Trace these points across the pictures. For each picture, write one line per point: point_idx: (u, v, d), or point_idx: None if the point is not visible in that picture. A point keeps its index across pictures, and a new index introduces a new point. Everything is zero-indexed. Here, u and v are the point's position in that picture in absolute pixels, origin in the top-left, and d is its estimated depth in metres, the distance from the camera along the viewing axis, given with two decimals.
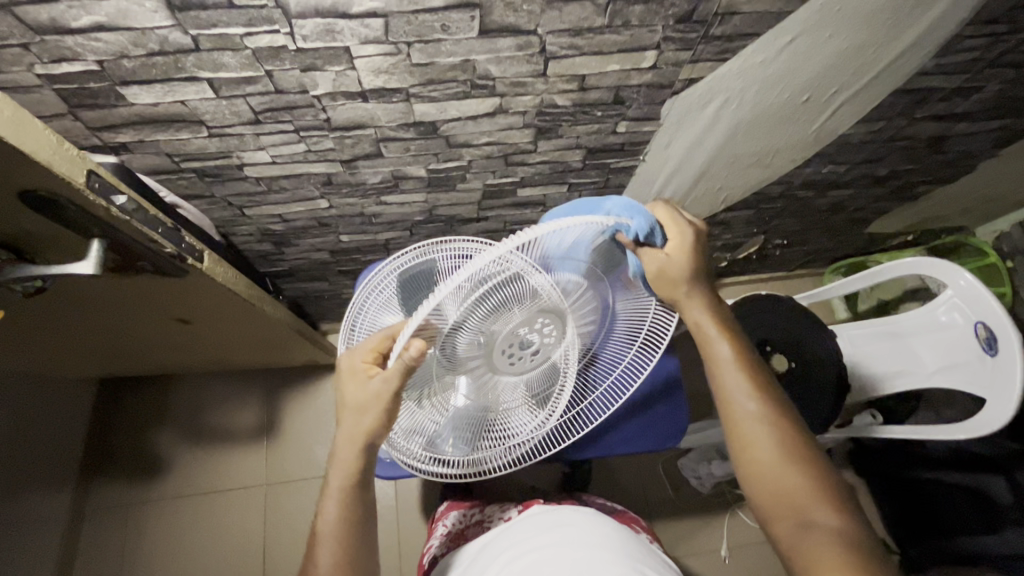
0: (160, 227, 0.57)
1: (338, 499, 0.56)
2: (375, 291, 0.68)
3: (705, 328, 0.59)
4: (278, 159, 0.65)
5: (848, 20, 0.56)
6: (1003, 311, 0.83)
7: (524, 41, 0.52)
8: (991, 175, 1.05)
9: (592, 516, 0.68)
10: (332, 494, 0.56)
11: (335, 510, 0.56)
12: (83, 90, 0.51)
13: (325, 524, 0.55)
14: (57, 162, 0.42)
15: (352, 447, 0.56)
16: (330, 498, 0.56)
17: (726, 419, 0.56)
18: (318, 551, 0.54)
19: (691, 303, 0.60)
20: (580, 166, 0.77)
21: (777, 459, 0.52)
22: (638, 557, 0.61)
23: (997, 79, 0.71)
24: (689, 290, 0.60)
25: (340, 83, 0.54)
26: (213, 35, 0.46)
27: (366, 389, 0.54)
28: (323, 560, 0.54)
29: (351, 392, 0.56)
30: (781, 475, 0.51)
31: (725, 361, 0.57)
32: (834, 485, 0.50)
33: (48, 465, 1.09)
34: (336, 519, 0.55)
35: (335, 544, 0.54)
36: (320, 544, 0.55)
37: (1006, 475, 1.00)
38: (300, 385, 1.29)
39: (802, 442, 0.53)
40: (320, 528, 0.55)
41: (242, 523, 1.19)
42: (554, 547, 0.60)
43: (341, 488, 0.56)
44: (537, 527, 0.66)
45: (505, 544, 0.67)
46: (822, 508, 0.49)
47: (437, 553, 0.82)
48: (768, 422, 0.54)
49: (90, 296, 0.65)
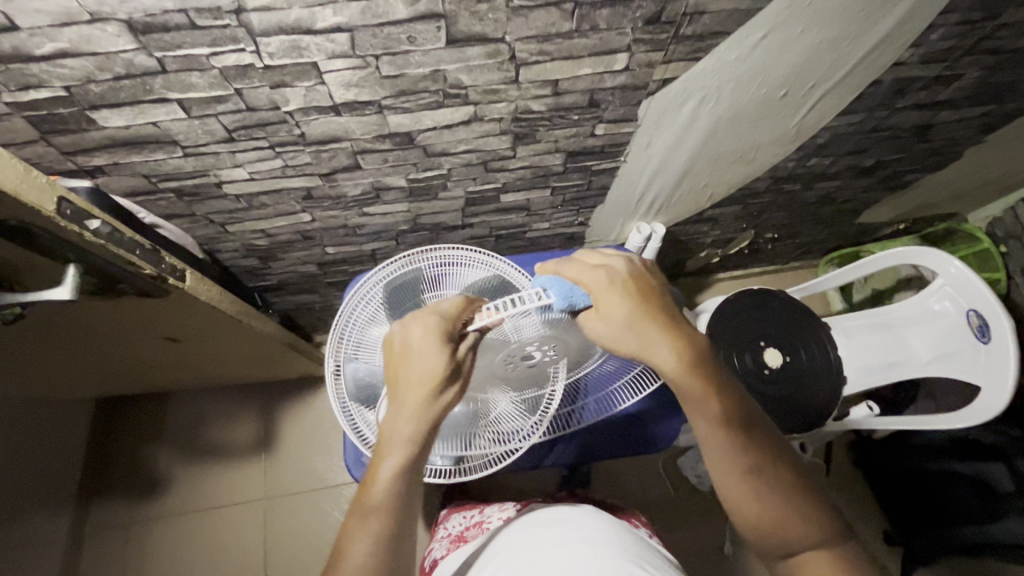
0: (138, 248, 0.56)
1: (396, 470, 0.50)
2: (362, 302, 0.67)
3: (688, 382, 0.52)
4: (256, 176, 0.65)
5: (819, 15, 0.56)
6: (995, 300, 0.83)
7: (493, 49, 0.51)
8: (979, 160, 1.04)
9: (591, 512, 0.68)
10: (389, 463, 0.51)
11: (391, 483, 0.50)
12: (52, 116, 0.51)
13: (381, 496, 0.50)
14: (24, 191, 0.42)
15: (422, 417, 0.51)
16: (390, 467, 0.51)
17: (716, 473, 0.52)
18: (366, 525, 0.49)
19: (660, 350, 0.52)
20: (561, 170, 0.77)
21: (774, 516, 0.50)
22: (636, 551, 0.61)
23: (976, 66, 0.71)
24: (654, 338, 0.52)
25: (311, 99, 0.54)
26: (178, 56, 0.46)
27: (449, 355, 0.52)
28: (371, 533, 0.48)
29: (428, 356, 0.52)
30: (777, 528, 0.50)
31: (712, 419, 0.51)
32: (824, 512, 0.51)
33: (47, 487, 1.09)
34: (393, 492, 0.50)
35: (388, 518, 0.49)
36: (372, 514, 0.49)
37: (1007, 463, 1.01)
38: (296, 397, 1.29)
39: (790, 487, 0.51)
40: (371, 500, 0.50)
41: (243, 537, 1.19)
42: (555, 544, 0.60)
43: (404, 461, 0.51)
44: (537, 524, 0.66)
45: (505, 543, 0.67)
46: (817, 547, 0.50)
47: (438, 555, 0.81)
48: (756, 476, 0.51)
49: (75, 319, 0.65)
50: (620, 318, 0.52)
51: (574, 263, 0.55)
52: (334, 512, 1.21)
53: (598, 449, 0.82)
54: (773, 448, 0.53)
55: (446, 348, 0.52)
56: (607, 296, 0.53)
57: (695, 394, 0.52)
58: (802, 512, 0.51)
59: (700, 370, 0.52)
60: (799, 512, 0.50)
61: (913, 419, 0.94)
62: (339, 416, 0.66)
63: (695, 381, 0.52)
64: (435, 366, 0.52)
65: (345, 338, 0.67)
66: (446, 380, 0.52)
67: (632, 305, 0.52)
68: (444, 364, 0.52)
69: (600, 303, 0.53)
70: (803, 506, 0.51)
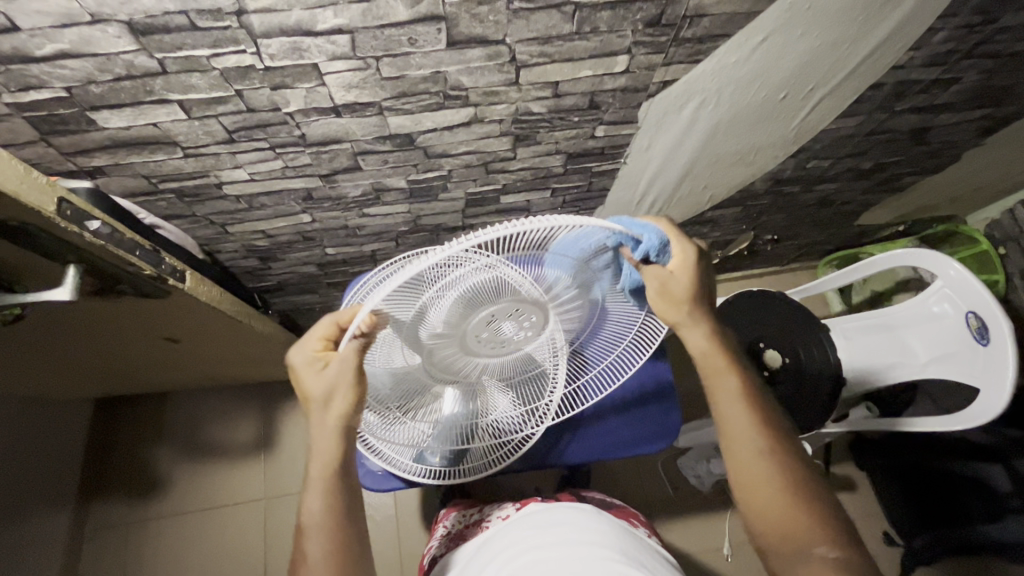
0: (138, 249, 0.56)
1: (318, 491, 0.55)
2: (360, 304, 0.66)
3: (713, 365, 0.58)
4: (256, 177, 0.65)
5: (818, 18, 0.56)
6: (994, 302, 0.83)
7: (494, 51, 0.51)
8: (978, 163, 1.05)
9: (588, 512, 0.68)
10: (313, 485, 0.55)
11: (318, 502, 0.55)
12: (53, 117, 0.51)
13: (308, 518, 0.54)
14: (24, 192, 0.42)
15: (329, 433, 0.55)
16: (313, 491, 0.55)
17: (729, 453, 0.56)
18: (309, 543, 0.53)
19: (693, 332, 0.58)
20: (562, 171, 0.77)
21: (782, 504, 0.52)
22: (635, 554, 0.61)
23: (975, 69, 0.71)
24: (695, 314, 0.57)
25: (312, 100, 0.54)
26: (179, 57, 0.46)
27: (326, 376, 0.53)
28: (313, 552, 0.53)
29: (314, 380, 0.54)
30: (783, 516, 0.51)
31: (733, 397, 0.57)
32: (833, 516, 0.51)
33: (46, 487, 1.09)
34: (321, 510, 0.54)
35: (324, 533, 0.54)
36: (309, 535, 0.54)
37: (1005, 463, 1.00)
38: (295, 397, 1.29)
39: (804, 479, 0.53)
40: (306, 521, 0.54)
41: (243, 537, 1.19)
42: (555, 546, 0.60)
43: (322, 478, 0.55)
44: (535, 525, 0.65)
45: (501, 544, 0.65)
46: (824, 542, 0.49)
47: (437, 553, 0.81)
48: (770, 460, 0.53)
49: (74, 320, 0.65)
50: (688, 281, 0.56)
51: (661, 221, 0.57)
52: None
53: (599, 449, 0.81)
54: (790, 445, 0.55)
55: (323, 368, 0.54)
56: (683, 258, 0.55)
57: (718, 377, 0.58)
58: (812, 508, 0.51)
59: (725, 353, 0.58)
60: (807, 506, 0.51)
61: (910, 421, 0.94)
62: None
63: (722, 364, 0.58)
64: (322, 386, 0.53)
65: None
66: (336, 400, 0.53)
67: (691, 279, 0.56)
68: (325, 387, 0.54)
69: (674, 262, 0.55)
70: (814, 500, 0.52)
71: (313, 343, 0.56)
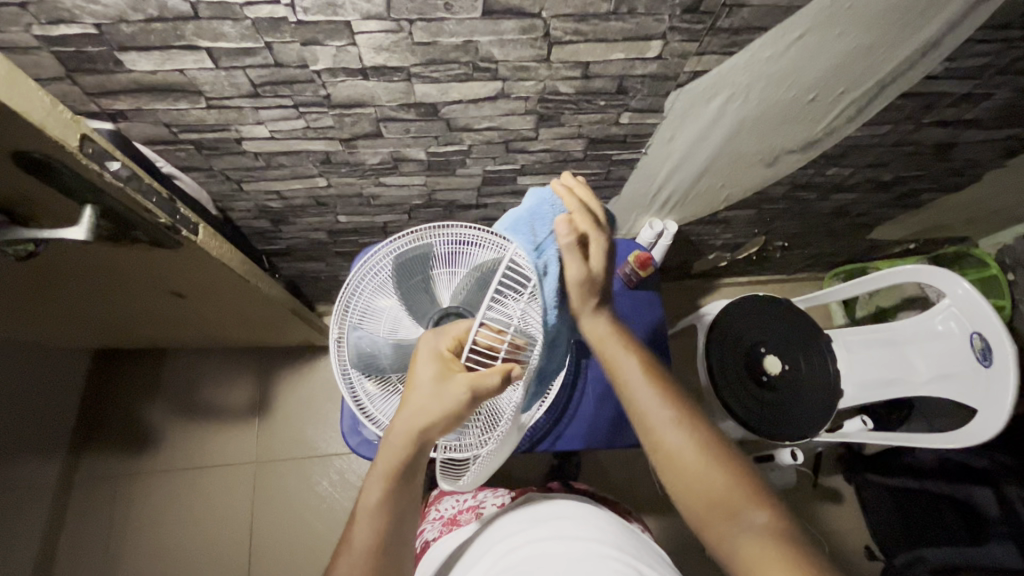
0: (155, 196, 0.56)
1: (379, 488, 0.55)
2: (371, 272, 0.73)
3: (642, 363, 0.60)
4: (277, 134, 0.65)
5: (859, 18, 0.56)
6: (1000, 325, 0.83)
7: (529, 24, 0.51)
8: (998, 185, 1.04)
9: (586, 508, 0.68)
10: (376, 475, 0.56)
11: (376, 490, 0.55)
12: (81, 54, 0.50)
13: (370, 500, 0.56)
14: (50, 124, 0.42)
15: (406, 436, 0.54)
16: (373, 482, 0.56)
17: (641, 430, 0.57)
18: (362, 525, 0.56)
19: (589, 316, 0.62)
20: (581, 156, 0.77)
21: (708, 493, 0.52)
22: (634, 552, 0.61)
23: (1007, 87, 0.70)
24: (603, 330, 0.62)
25: (341, 59, 0.53)
26: (212, 2, 0.46)
27: (443, 381, 0.52)
28: (359, 539, 0.55)
29: (423, 376, 0.53)
30: (701, 495, 0.53)
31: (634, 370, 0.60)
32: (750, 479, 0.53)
33: (43, 432, 1.10)
34: (376, 499, 0.55)
35: (372, 523, 0.55)
36: (358, 523, 0.56)
37: (996, 488, 1.02)
38: (296, 364, 1.29)
39: (709, 452, 0.54)
40: (366, 501, 0.56)
41: (231, 497, 1.20)
42: (553, 539, 0.61)
43: (384, 474, 0.55)
44: (532, 518, 0.67)
45: (501, 534, 0.67)
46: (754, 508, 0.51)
47: (430, 537, 0.79)
48: (679, 428, 0.56)
49: (86, 263, 0.65)
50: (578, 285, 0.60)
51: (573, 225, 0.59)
52: (324, 481, 1.22)
53: (594, 438, 0.82)
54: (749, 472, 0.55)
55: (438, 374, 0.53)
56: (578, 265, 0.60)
57: (638, 376, 0.59)
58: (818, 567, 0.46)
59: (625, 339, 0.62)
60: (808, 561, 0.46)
61: (905, 437, 0.94)
62: (340, 380, 0.72)
63: (618, 345, 0.61)
64: (430, 391, 0.52)
65: (353, 291, 0.74)
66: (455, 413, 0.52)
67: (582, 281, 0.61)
68: (431, 380, 0.53)
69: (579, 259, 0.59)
70: (725, 480, 0.53)
71: (445, 339, 0.56)
